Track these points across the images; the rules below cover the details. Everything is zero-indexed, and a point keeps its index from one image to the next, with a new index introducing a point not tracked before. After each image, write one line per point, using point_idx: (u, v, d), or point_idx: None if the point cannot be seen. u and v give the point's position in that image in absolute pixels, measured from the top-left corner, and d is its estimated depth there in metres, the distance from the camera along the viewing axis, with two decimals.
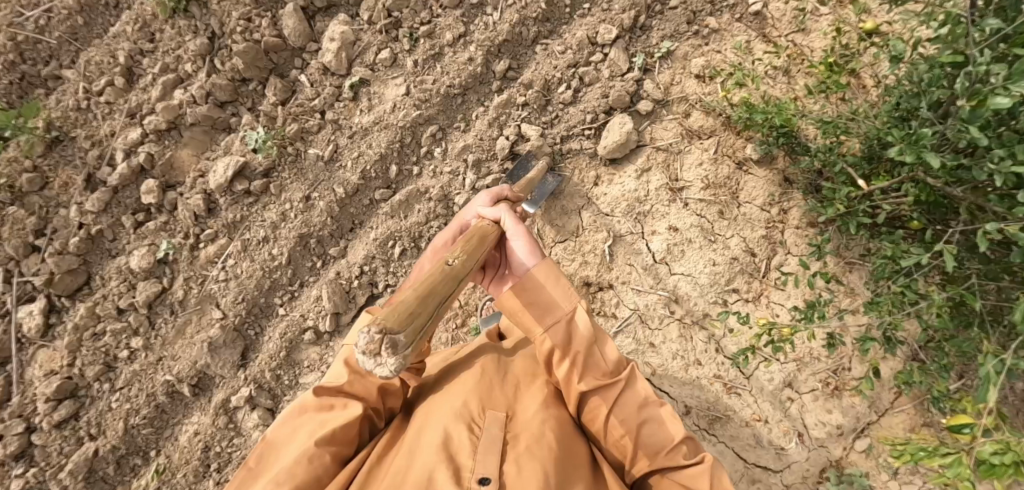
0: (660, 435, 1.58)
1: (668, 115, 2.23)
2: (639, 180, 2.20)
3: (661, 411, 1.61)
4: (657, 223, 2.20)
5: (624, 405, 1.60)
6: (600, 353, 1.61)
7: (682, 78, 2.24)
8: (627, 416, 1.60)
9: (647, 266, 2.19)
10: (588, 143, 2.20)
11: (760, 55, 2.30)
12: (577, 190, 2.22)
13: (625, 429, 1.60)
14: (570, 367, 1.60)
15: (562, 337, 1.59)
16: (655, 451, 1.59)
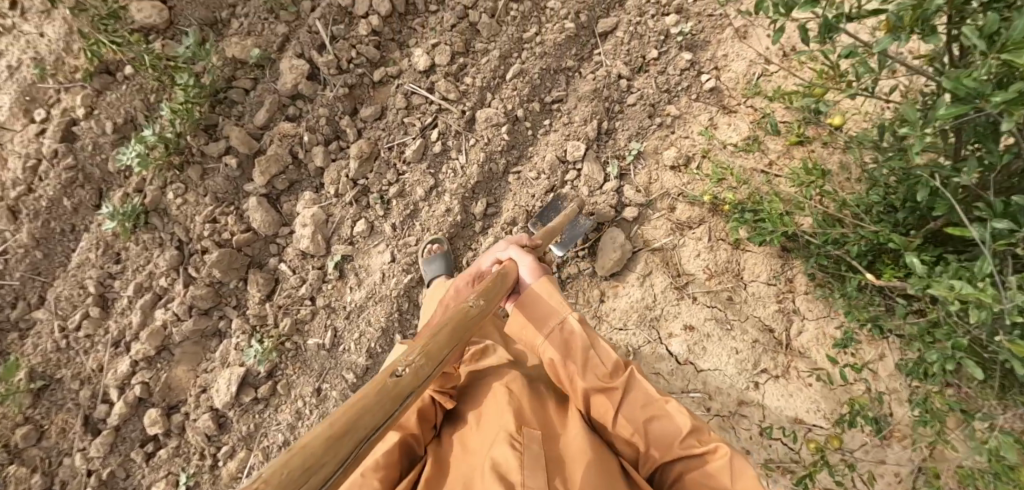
0: (672, 429, 1.50)
1: (654, 216, 2.22)
2: (644, 286, 2.19)
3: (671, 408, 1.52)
4: (672, 324, 2.19)
5: (639, 410, 1.52)
6: (597, 354, 1.58)
7: (660, 173, 2.23)
8: (636, 415, 1.52)
9: (673, 369, 2.18)
10: (584, 263, 2.21)
11: (725, 130, 2.31)
12: (585, 311, 2.20)
13: (645, 437, 1.52)
14: (573, 370, 1.57)
15: (570, 356, 1.58)
16: (669, 445, 1.49)
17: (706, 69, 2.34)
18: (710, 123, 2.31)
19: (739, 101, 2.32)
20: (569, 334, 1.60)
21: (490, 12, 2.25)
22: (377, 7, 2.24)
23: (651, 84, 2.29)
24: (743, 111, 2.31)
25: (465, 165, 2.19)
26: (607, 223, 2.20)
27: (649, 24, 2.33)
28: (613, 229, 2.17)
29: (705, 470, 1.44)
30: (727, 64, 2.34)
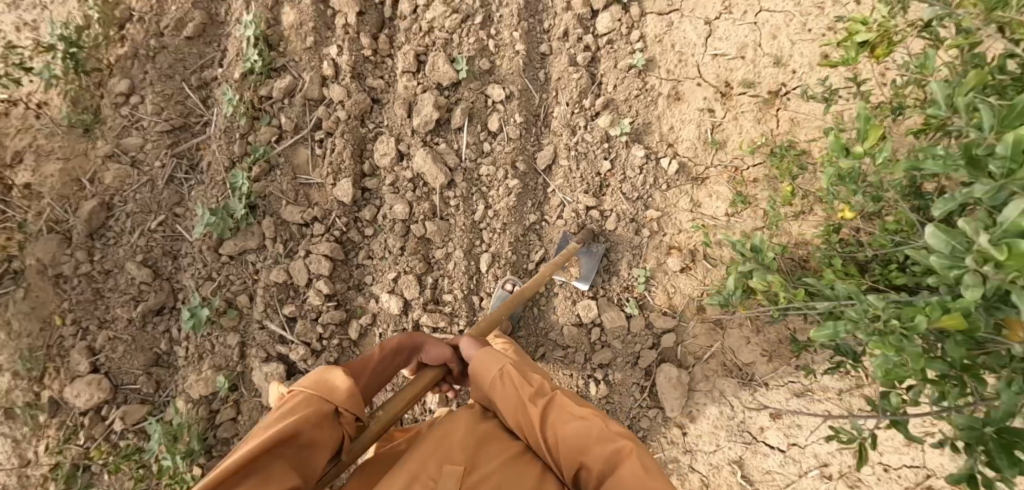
0: (584, 435, 1.49)
1: (691, 326, 2.10)
2: (716, 400, 2.10)
3: (591, 419, 1.52)
4: (759, 419, 2.06)
5: (559, 420, 1.53)
6: (527, 379, 1.63)
7: (674, 282, 2.11)
8: (563, 426, 1.52)
9: (779, 462, 2.04)
10: (651, 404, 2.10)
11: (709, 203, 2.17)
12: (673, 450, 2.11)
13: (567, 452, 1.50)
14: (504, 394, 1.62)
15: (507, 385, 1.63)
16: (588, 448, 1.47)
17: (662, 152, 2.22)
18: (693, 208, 2.18)
19: (708, 165, 2.20)
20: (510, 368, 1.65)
21: (431, 213, 2.09)
22: (318, 270, 2.05)
23: (619, 197, 2.17)
24: (717, 172, 2.19)
25: None
26: (655, 362, 2.08)
27: (585, 138, 2.19)
28: (665, 366, 2.06)
29: (617, 475, 1.41)
30: (677, 135, 2.23)
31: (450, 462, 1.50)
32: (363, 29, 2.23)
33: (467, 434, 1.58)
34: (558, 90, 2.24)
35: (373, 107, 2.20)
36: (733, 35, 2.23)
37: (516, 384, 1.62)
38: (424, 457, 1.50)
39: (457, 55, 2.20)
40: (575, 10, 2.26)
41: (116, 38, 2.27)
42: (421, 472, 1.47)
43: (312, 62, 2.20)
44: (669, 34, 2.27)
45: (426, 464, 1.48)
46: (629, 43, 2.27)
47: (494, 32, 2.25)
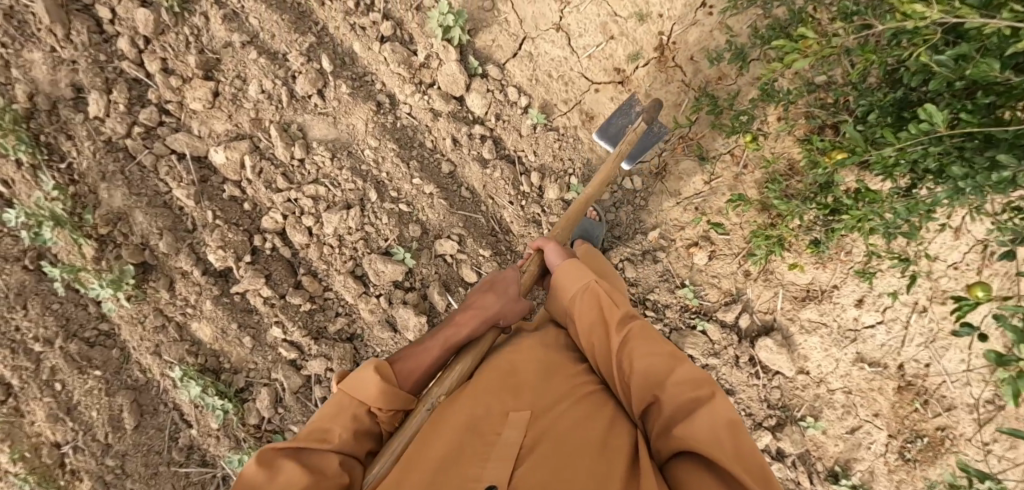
0: (661, 369, 1.48)
1: (750, 295, 2.11)
2: (817, 331, 2.10)
3: (666, 356, 1.50)
4: (852, 319, 2.08)
5: (637, 353, 1.52)
6: (612, 299, 1.63)
7: (712, 270, 2.11)
8: (636, 353, 1.52)
9: (886, 331, 2.08)
10: (771, 381, 2.11)
11: (686, 183, 2.12)
12: (816, 396, 2.11)
13: (641, 388, 1.48)
14: (586, 310, 1.64)
15: (590, 311, 1.63)
16: (659, 378, 1.47)
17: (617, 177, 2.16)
18: (677, 198, 2.12)
19: (658, 152, 2.14)
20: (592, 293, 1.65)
21: None
22: None
23: (616, 242, 2.15)
24: (671, 153, 2.14)
25: None
26: (750, 349, 2.09)
27: (551, 221, 2.08)
28: (758, 343, 2.07)
29: (687, 418, 1.39)
30: None
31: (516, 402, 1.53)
32: (285, 290, 2.01)
33: (539, 371, 1.61)
34: (491, 195, 2.08)
35: (355, 345, 2.02)
36: (589, 28, 2.15)
37: (596, 312, 1.62)
38: (496, 390, 1.55)
39: (385, 242, 2.01)
40: (444, 116, 2.09)
41: (72, 482, 1.99)
42: (486, 416, 1.50)
43: (270, 356, 2.01)
44: (538, 68, 2.13)
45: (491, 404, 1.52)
46: (511, 104, 2.11)
47: (396, 194, 2.04)
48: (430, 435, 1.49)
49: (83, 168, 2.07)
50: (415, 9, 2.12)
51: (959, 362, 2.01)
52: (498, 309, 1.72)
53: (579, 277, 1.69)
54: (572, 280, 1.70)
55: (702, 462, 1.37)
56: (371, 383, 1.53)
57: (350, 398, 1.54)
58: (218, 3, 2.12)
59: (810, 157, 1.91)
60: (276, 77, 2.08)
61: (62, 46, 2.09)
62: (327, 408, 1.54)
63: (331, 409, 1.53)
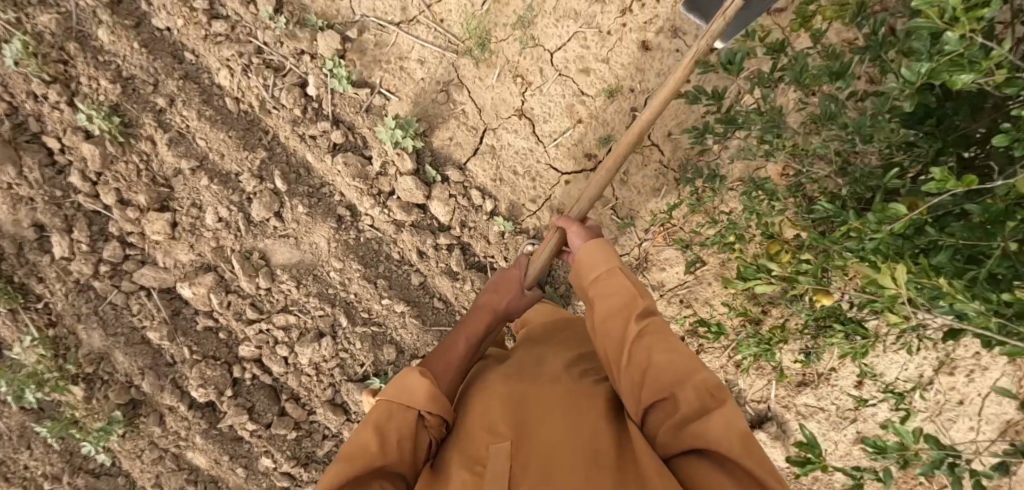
0: (675, 365, 1.28)
1: (741, 386, 2.05)
2: (814, 420, 2.02)
3: (680, 356, 1.30)
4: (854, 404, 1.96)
5: (650, 348, 1.31)
6: (630, 290, 1.42)
7: (698, 364, 2.05)
8: (647, 352, 1.32)
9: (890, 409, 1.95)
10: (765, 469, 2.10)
11: (669, 274, 2.02)
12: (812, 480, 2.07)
13: (654, 383, 1.28)
14: (601, 300, 1.43)
15: (609, 298, 1.42)
16: (671, 378, 1.27)
17: None
18: (659, 290, 2.03)
19: (640, 243, 2.02)
20: (605, 281, 1.45)
21: None
22: None
23: None
24: (651, 242, 2.01)
25: None
26: None
27: None
28: (751, 437, 2.06)
29: (698, 424, 1.20)
30: None
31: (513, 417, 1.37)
32: (270, 420, 2.04)
33: (523, 396, 1.44)
34: (465, 306, 2.02)
35: None
36: (554, 112, 1.99)
37: (606, 302, 1.42)
38: (499, 410, 1.40)
39: (360, 368, 2.03)
40: (407, 228, 2.00)
41: None
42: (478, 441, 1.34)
43: (264, 483, 2.07)
44: (502, 164, 2.00)
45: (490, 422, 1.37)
46: (476, 208, 2.01)
47: (367, 315, 2.02)
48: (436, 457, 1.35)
49: (59, 309, 2.07)
50: (364, 112, 2.02)
51: (968, 430, 1.98)
52: (510, 302, 1.69)
53: (598, 261, 1.48)
54: (590, 267, 1.49)
55: (718, 464, 1.18)
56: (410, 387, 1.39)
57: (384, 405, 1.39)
58: (164, 125, 2.04)
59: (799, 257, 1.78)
60: (231, 203, 2.01)
61: (18, 183, 2.02)
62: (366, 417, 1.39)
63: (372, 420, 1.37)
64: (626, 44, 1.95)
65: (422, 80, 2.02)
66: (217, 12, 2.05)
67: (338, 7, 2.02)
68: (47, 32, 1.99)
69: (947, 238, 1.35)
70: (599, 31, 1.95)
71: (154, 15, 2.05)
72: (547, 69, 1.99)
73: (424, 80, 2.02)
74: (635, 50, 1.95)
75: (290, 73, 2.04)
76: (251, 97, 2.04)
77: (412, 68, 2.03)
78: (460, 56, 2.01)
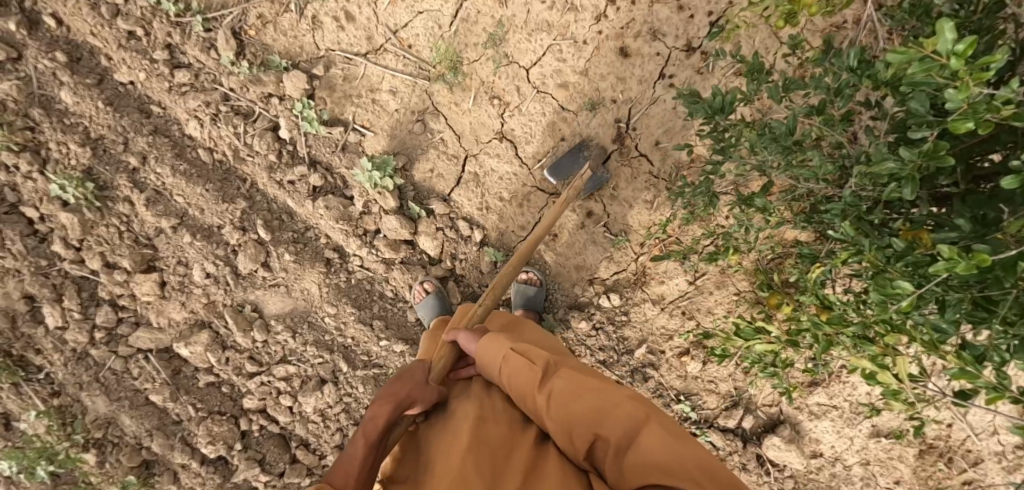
0: (600, 404, 1.36)
1: (751, 392, 1.98)
2: (828, 421, 1.98)
3: (601, 394, 1.38)
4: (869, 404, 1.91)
5: (568, 399, 1.39)
6: (531, 355, 1.50)
7: (706, 374, 2.00)
8: (571, 400, 1.38)
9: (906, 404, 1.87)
10: (782, 473, 2.05)
11: (669, 286, 1.96)
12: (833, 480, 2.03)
13: (582, 429, 1.34)
14: (512, 370, 1.48)
15: (513, 372, 1.48)
16: (601, 414, 1.34)
17: (594, 293, 2.02)
18: (660, 303, 1.98)
19: (635, 257, 1.97)
20: (506, 360, 1.50)
21: None
22: None
23: (601, 367, 2.04)
24: (648, 255, 1.96)
25: None
26: (756, 451, 2.03)
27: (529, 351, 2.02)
28: (765, 442, 2.01)
29: (640, 446, 1.26)
30: (584, 260, 2.00)
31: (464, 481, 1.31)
32: (282, 470, 2.04)
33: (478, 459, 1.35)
34: None
35: None
36: (536, 133, 1.92)
37: (513, 373, 1.48)
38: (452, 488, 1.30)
39: (365, 410, 2.02)
40: (397, 265, 1.98)
41: None
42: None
43: None
44: (487, 191, 1.95)
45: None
46: (465, 239, 1.98)
47: (367, 357, 2.01)
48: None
49: (61, 378, 2.04)
50: (340, 151, 1.96)
51: (985, 413, 1.82)
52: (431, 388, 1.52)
53: (493, 344, 1.54)
54: (488, 356, 1.53)
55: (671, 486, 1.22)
56: None
57: None
58: (139, 184, 1.99)
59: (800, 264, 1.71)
60: (217, 257, 1.98)
61: (2, 256, 1.97)
62: None
63: None
64: (604, 53, 1.86)
65: (397, 111, 1.95)
66: (178, 61, 1.98)
67: (301, 44, 1.95)
68: (9, 99, 1.93)
69: (951, 290, 1.25)
70: (575, 42, 1.86)
71: (115, 70, 1.98)
72: (524, 86, 1.91)
73: (398, 111, 1.96)
74: (613, 59, 1.86)
75: (260, 117, 1.98)
76: (224, 147, 1.99)
77: (384, 100, 1.96)
78: (433, 82, 1.93)
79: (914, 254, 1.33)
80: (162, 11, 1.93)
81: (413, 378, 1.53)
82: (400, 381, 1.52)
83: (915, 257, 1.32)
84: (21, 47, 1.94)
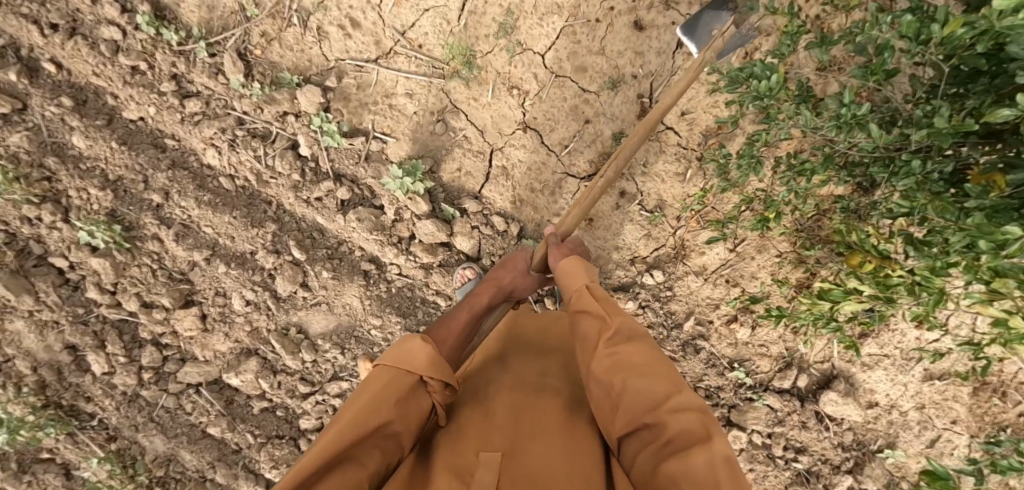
0: (656, 395, 1.28)
1: (802, 350, 1.98)
2: (882, 371, 1.96)
3: (659, 376, 1.31)
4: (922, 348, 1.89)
5: (629, 369, 1.32)
6: (610, 306, 1.45)
7: (755, 339, 1.99)
8: (628, 369, 1.32)
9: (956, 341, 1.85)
10: (840, 426, 2.04)
11: (709, 256, 1.95)
12: (893, 429, 2.01)
13: (630, 409, 1.29)
14: (586, 315, 1.44)
15: (588, 313, 1.44)
16: (652, 402, 1.27)
17: (636, 272, 2.02)
18: (703, 274, 1.97)
19: (673, 232, 1.96)
20: (581, 297, 1.48)
21: None
22: None
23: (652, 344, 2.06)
24: (686, 228, 1.95)
25: None
26: (814, 408, 2.02)
27: None
28: (822, 399, 2.00)
29: (677, 454, 1.20)
30: (621, 241, 2.00)
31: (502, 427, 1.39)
32: None
33: (515, 402, 1.47)
34: None
35: None
36: (559, 119, 1.90)
37: (588, 315, 1.44)
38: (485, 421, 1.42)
39: None
40: (436, 268, 1.98)
41: None
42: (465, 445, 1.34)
43: None
44: (518, 184, 1.95)
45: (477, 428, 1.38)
46: (501, 233, 1.98)
47: None
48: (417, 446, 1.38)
49: (115, 422, 2.04)
50: (365, 162, 1.94)
51: None
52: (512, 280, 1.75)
53: (576, 274, 1.53)
54: (572, 278, 1.54)
55: None
56: (425, 352, 1.37)
57: (398, 371, 1.35)
58: (165, 220, 1.97)
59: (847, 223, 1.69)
60: (254, 284, 1.98)
61: (39, 309, 1.95)
62: (373, 376, 1.35)
63: (384, 379, 1.34)
64: (618, 29, 1.81)
65: (416, 114, 1.93)
66: (187, 90, 1.94)
67: (309, 57, 1.91)
68: (21, 151, 1.89)
69: None
70: (587, 21, 1.82)
71: (123, 107, 1.94)
72: (542, 73, 1.87)
73: (417, 113, 1.93)
74: (629, 33, 1.81)
75: (278, 137, 1.94)
76: (245, 172, 1.96)
77: (401, 104, 1.93)
78: (448, 80, 1.89)
79: (991, 198, 1.31)
80: (163, 41, 1.88)
81: (515, 267, 1.75)
82: (504, 268, 1.76)
83: (995, 200, 1.31)
84: (25, 96, 1.89)
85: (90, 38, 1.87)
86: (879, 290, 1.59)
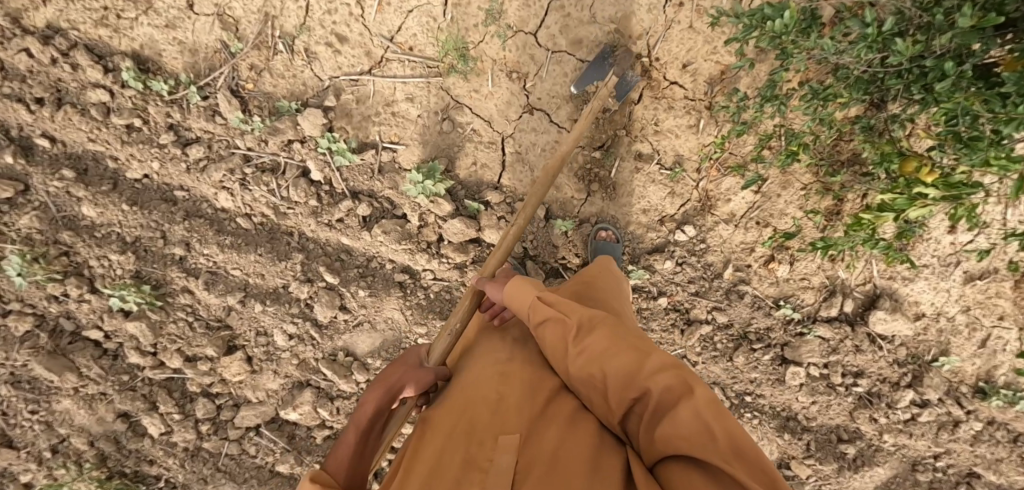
0: (630, 368, 1.31)
1: (842, 276, 1.98)
2: (926, 283, 1.94)
3: (630, 350, 1.35)
4: (963, 251, 1.87)
5: (601, 355, 1.36)
6: (570, 306, 1.48)
7: (794, 274, 1.99)
8: (600, 353, 1.36)
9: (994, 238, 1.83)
10: (893, 344, 2.02)
11: (734, 201, 1.95)
12: (947, 338, 1.99)
13: (614, 388, 1.32)
14: (548, 317, 1.47)
15: (549, 320, 1.46)
16: (629, 377, 1.31)
17: (666, 231, 2.02)
18: (733, 221, 1.98)
19: (694, 185, 1.96)
20: (537, 309, 1.49)
21: None
22: None
23: (696, 298, 2.06)
24: (707, 179, 1.95)
25: (812, 465, 2.14)
26: (866, 331, 2.01)
27: None
28: (871, 319, 1.98)
29: (668, 416, 1.23)
30: (645, 203, 2.00)
31: (506, 423, 1.37)
32: None
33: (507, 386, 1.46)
34: None
35: None
36: (564, 95, 1.89)
37: (549, 322, 1.46)
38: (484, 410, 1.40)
39: None
40: (470, 266, 1.97)
41: None
42: (478, 441, 1.34)
43: None
44: (534, 167, 1.94)
45: (480, 427, 1.37)
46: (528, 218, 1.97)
47: None
48: (413, 460, 1.38)
49: (182, 480, 2.03)
50: (379, 175, 1.92)
51: None
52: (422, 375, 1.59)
53: (523, 293, 1.52)
54: (518, 300, 1.53)
55: (694, 464, 1.20)
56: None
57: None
58: (192, 271, 1.95)
59: (871, 141, 1.68)
60: (294, 316, 1.97)
61: (84, 384, 1.93)
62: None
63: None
64: None
65: (420, 117, 1.91)
66: (186, 138, 1.90)
67: (303, 81, 1.89)
68: (33, 232, 1.86)
69: None
70: None
71: (125, 168, 1.90)
72: (537, 52, 1.86)
73: (422, 116, 1.91)
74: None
75: (287, 167, 1.92)
76: (261, 208, 1.94)
77: (404, 110, 1.91)
78: (446, 77, 1.88)
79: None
80: (153, 94, 1.85)
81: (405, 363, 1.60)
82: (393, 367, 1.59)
83: None
84: (24, 176, 1.86)
85: (79, 104, 1.84)
86: (944, 189, 1.51)
